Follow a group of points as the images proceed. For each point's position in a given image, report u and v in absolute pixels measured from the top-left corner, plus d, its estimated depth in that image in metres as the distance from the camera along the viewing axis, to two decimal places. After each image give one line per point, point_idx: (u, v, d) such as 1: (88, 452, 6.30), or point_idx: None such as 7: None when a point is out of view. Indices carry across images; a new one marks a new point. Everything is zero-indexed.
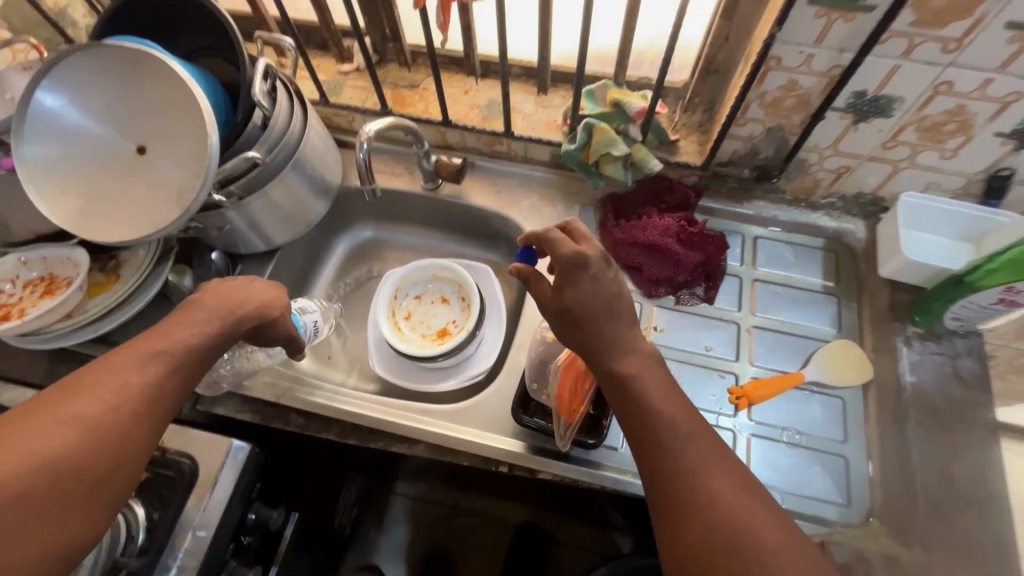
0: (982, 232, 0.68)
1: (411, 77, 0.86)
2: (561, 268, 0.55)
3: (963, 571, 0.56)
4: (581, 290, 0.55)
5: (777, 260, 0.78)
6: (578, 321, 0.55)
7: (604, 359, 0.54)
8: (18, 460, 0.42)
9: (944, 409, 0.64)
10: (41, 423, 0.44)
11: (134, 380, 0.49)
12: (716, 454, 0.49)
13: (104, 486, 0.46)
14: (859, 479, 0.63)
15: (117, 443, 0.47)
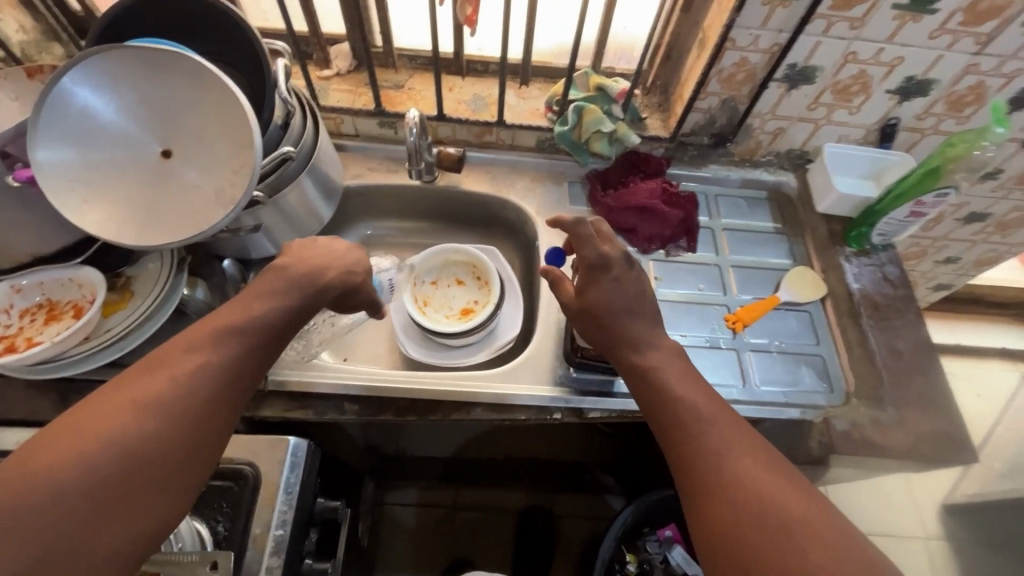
0: (882, 170, 0.88)
1: (396, 78, 0.91)
2: (587, 268, 0.62)
3: (924, 416, 0.74)
4: (598, 288, 0.61)
5: (736, 211, 0.93)
6: (601, 322, 0.61)
7: (623, 357, 0.60)
8: (104, 444, 0.41)
9: (882, 304, 0.83)
10: (118, 402, 0.44)
11: (210, 360, 0.48)
12: (738, 435, 0.52)
13: (187, 466, 0.45)
14: (836, 369, 0.78)
15: (196, 425, 0.46)
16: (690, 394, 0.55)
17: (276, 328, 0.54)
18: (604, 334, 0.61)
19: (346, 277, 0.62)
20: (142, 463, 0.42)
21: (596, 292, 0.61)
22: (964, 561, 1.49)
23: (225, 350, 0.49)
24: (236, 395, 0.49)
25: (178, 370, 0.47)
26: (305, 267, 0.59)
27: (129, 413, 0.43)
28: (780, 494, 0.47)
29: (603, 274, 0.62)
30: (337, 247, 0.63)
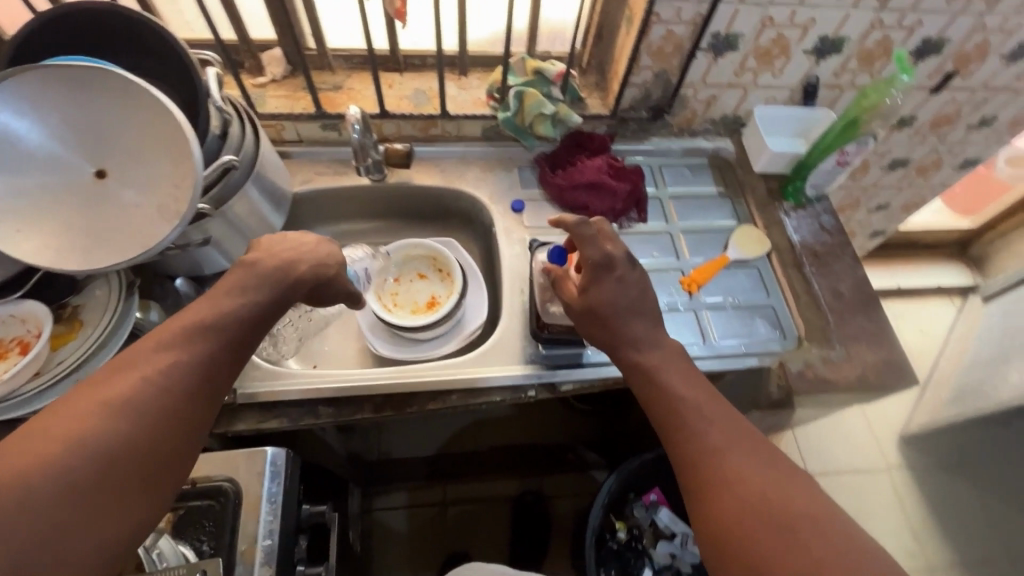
0: (809, 126, 0.93)
1: (334, 79, 0.90)
2: (590, 266, 0.65)
3: (867, 350, 0.79)
4: (599, 288, 0.64)
5: (680, 179, 0.97)
6: (601, 321, 0.64)
7: (626, 354, 0.63)
8: (80, 445, 0.42)
9: (821, 251, 0.88)
10: (90, 403, 0.45)
11: (180, 360, 0.49)
12: (737, 430, 0.55)
13: (167, 464, 0.46)
14: (787, 317, 0.83)
15: (170, 422, 0.47)
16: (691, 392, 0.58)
17: (243, 325, 0.54)
18: (605, 332, 0.64)
19: (312, 278, 0.62)
20: (121, 463, 0.43)
21: (597, 292, 0.64)
22: (925, 484, 1.60)
23: (196, 350, 0.50)
24: (210, 392, 0.51)
25: (146, 371, 0.47)
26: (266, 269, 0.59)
27: (100, 416, 0.44)
28: (777, 486, 0.50)
29: (607, 276, 0.65)
30: (308, 243, 0.65)
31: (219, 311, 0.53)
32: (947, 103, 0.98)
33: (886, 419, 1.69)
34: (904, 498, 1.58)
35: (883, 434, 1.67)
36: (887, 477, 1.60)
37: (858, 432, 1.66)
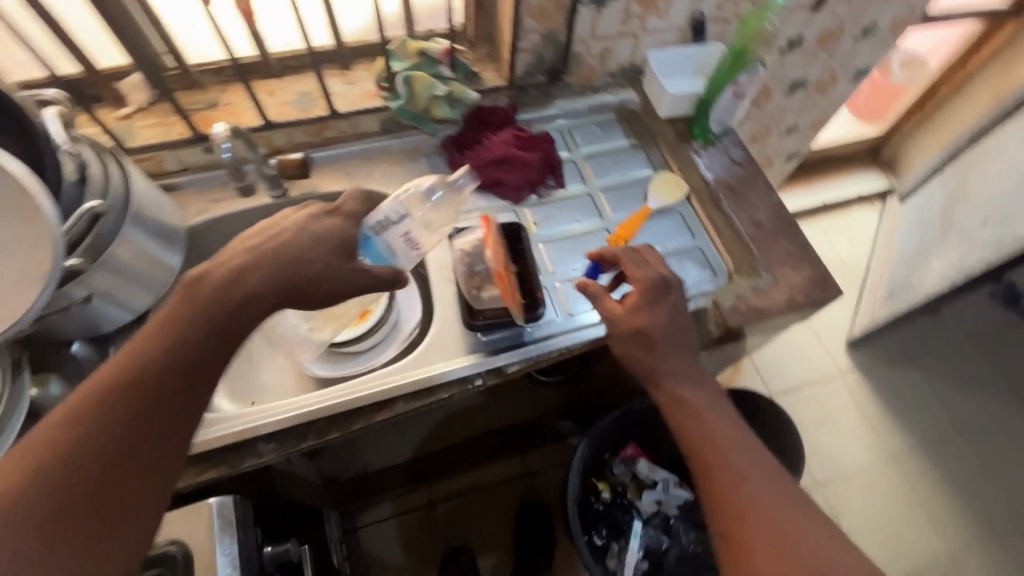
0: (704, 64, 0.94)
1: (207, 97, 0.83)
2: (648, 288, 0.71)
3: (791, 271, 0.82)
4: (645, 312, 0.70)
5: (592, 137, 0.96)
6: (647, 344, 0.70)
7: (670, 387, 0.69)
8: (35, 496, 0.44)
9: (736, 184, 0.90)
10: (42, 451, 0.45)
11: (128, 400, 0.48)
12: (770, 488, 0.62)
13: (131, 505, 0.47)
14: (714, 255, 0.84)
15: (97, 475, 0.46)
16: (729, 446, 0.65)
17: (193, 353, 0.52)
18: (653, 358, 0.70)
19: (267, 280, 0.57)
20: (80, 510, 0.45)
21: (645, 315, 0.70)
22: (875, 380, 1.70)
23: (144, 388, 0.49)
24: (148, 438, 0.49)
25: (70, 429, 0.46)
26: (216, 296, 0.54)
27: (54, 467, 0.45)
28: (804, 541, 0.58)
29: (661, 300, 0.70)
30: (274, 235, 0.59)
31: (146, 352, 0.51)
32: (829, 19, 1.00)
33: (832, 328, 1.78)
34: (860, 398, 1.68)
35: (832, 343, 1.76)
36: (842, 381, 1.70)
37: (809, 346, 1.75)
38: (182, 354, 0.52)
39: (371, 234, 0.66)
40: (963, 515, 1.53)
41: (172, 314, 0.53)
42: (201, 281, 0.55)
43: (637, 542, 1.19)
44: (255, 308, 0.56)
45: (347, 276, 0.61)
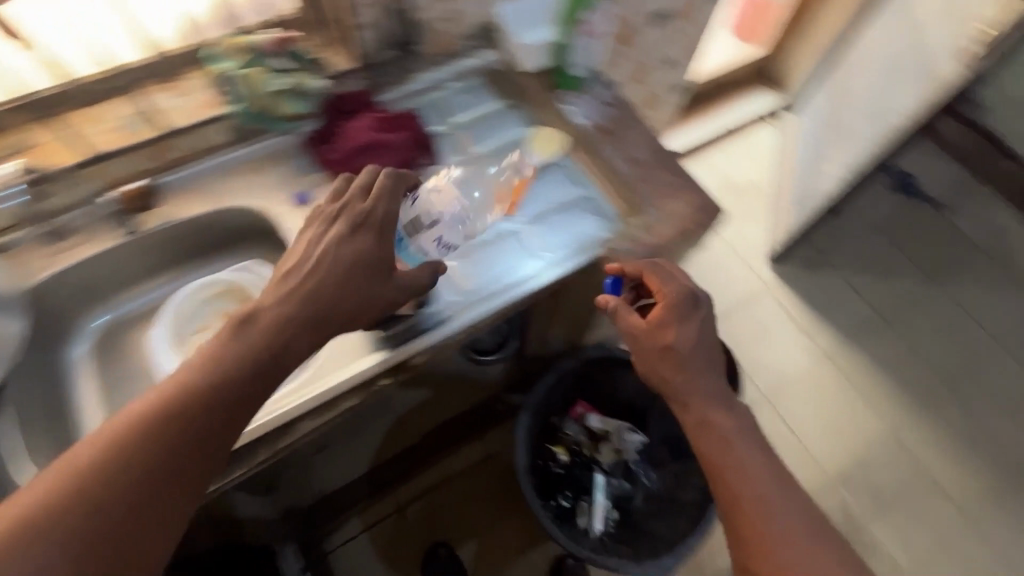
0: None
1: (18, 139, 0.74)
2: (671, 307, 0.75)
3: (674, 202, 0.83)
4: (673, 329, 0.74)
5: (463, 106, 0.92)
6: (676, 364, 0.74)
7: (698, 410, 0.72)
8: (88, 492, 0.50)
9: (609, 126, 0.89)
10: (100, 452, 0.51)
11: (175, 421, 0.54)
12: (790, 517, 0.64)
13: (155, 517, 0.52)
14: (602, 200, 0.84)
15: (139, 485, 0.51)
16: (752, 471, 0.67)
17: (235, 383, 0.57)
18: (681, 378, 0.73)
19: (299, 309, 0.61)
20: (115, 514, 0.50)
21: (676, 332, 0.74)
22: (799, 286, 1.79)
23: (187, 410, 0.55)
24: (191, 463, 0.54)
25: (118, 445, 0.52)
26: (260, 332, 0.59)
27: (109, 470, 0.51)
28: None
29: (690, 317, 0.76)
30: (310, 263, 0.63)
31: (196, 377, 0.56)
32: None
33: (752, 247, 1.85)
34: (787, 306, 1.76)
35: (754, 261, 1.83)
36: (768, 294, 1.77)
37: (732, 268, 1.81)
38: (223, 385, 0.56)
39: (404, 234, 0.72)
40: (894, 391, 1.64)
41: (224, 346, 0.58)
42: (253, 320, 0.60)
43: (604, 493, 1.19)
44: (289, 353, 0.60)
45: (370, 300, 0.64)
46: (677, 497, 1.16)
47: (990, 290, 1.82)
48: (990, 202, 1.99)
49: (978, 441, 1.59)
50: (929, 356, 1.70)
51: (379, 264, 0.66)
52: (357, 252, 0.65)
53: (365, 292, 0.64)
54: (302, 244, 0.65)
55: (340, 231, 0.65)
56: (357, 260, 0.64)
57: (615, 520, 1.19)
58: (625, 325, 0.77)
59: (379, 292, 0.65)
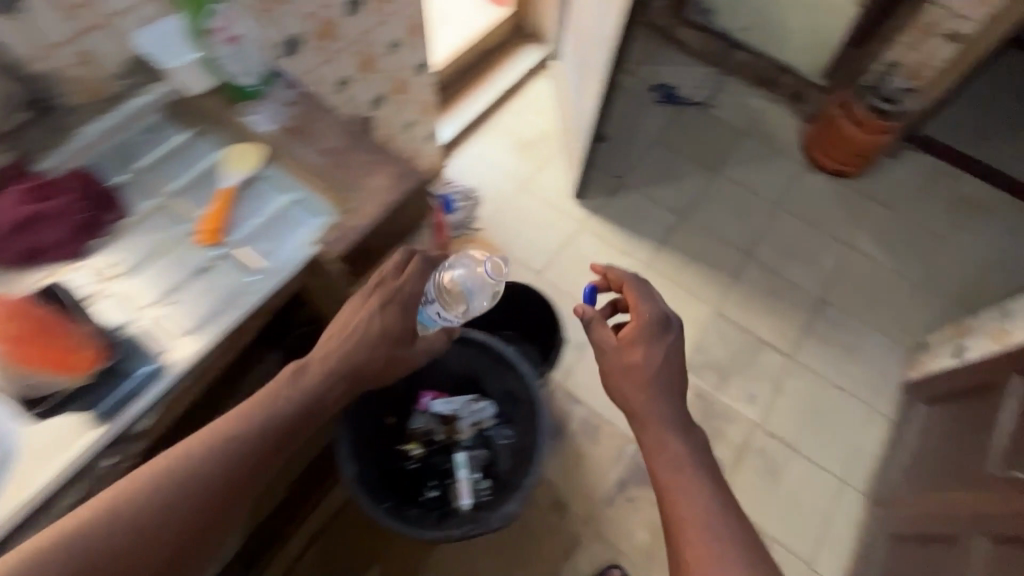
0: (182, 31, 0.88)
1: None
2: (642, 335, 1.04)
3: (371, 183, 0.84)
4: (639, 351, 1.02)
5: (149, 146, 0.90)
6: (636, 378, 1.02)
7: (654, 430, 0.98)
8: (190, 472, 0.77)
9: (292, 127, 0.90)
10: (201, 442, 0.79)
11: (252, 433, 0.81)
12: (705, 508, 0.87)
13: (224, 500, 0.78)
14: (305, 200, 0.86)
15: (222, 473, 0.78)
16: (682, 477, 0.92)
17: (294, 415, 0.85)
18: (643, 398, 1.00)
19: (343, 365, 0.90)
20: (203, 487, 0.77)
21: (642, 352, 1.02)
22: (607, 211, 1.94)
23: (262, 426, 0.82)
24: (264, 463, 0.82)
25: (218, 442, 0.79)
26: (318, 382, 0.88)
27: (206, 455, 0.78)
28: (726, 551, 0.83)
29: (662, 342, 1.03)
30: (355, 330, 0.92)
31: (278, 402, 0.84)
32: None
33: (558, 191, 1.96)
34: (603, 233, 1.89)
35: (563, 203, 1.94)
36: (584, 229, 1.90)
37: (546, 215, 1.91)
38: (291, 413, 0.85)
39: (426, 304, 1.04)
40: (708, 275, 1.84)
41: (300, 382, 0.87)
42: (309, 368, 0.89)
43: (468, 468, 1.21)
44: (327, 400, 0.89)
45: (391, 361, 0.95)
46: (524, 444, 1.17)
47: (759, 163, 2.09)
48: (740, 90, 2.27)
49: (782, 291, 1.83)
50: (727, 236, 1.92)
51: (400, 335, 0.94)
52: (387, 327, 0.93)
53: (388, 354, 0.94)
54: (348, 312, 0.93)
55: (375, 305, 0.93)
56: (387, 331, 0.93)
57: (485, 489, 1.19)
58: (598, 335, 1.07)
59: (399, 352, 0.95)
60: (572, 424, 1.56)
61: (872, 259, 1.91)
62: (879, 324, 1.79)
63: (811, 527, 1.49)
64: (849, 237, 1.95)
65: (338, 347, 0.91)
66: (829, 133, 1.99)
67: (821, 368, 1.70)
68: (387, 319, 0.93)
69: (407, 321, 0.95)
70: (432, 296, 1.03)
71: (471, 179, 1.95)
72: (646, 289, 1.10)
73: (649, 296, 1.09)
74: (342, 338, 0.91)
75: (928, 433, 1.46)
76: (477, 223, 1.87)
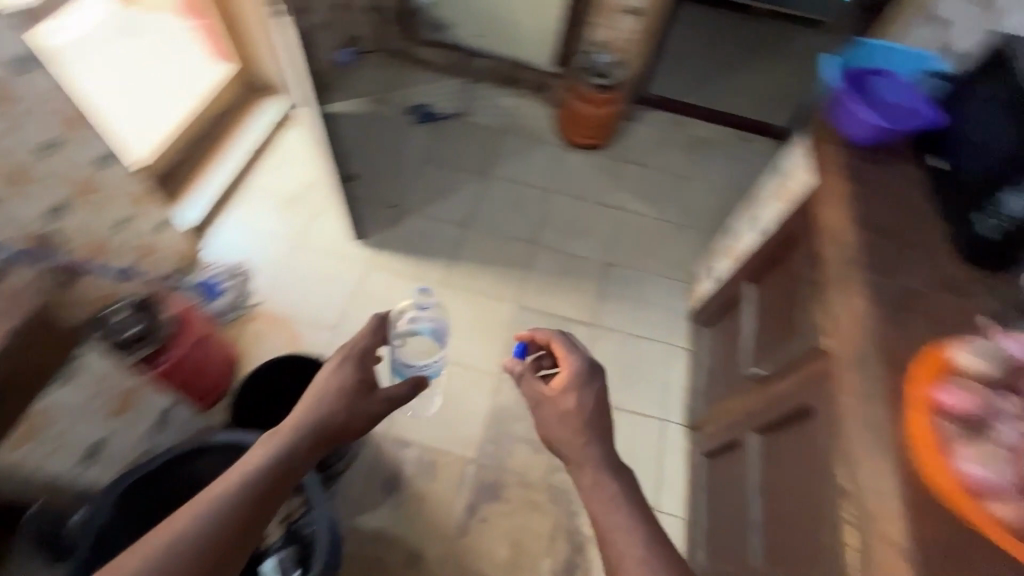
0: None
1: None
2: (569, 384, 1.08)
3: None
4: (573, 397, 1.06)
5: None
6: (570, 424, 1.04)
7: (589, 474, 0.98)
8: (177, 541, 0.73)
9: None
10: (189, 509, 0.77)
11: (236, 492, 0.81)
12: (641, 548, 0.85)
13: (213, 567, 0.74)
14: None
15: (211, 534, 0.76)
16: (621, 519, 0.90)
17: (277, 476, 0.86)
18: (580, 443, 1.02)
19: (313, 422, 0.95)
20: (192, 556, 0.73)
21: (574, 399, 1.06)
22: (390, 245, 1.89)
23: (246, 485, 0.82)
24: (256, 521, 0.81)
25: (204, 506, 0.78)
26: (292, 440, 0.91)
27: (194, 520, 0.76)
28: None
29: (591, 388, 1.08)
30: (319, 391, 1.00)
31: (258, 458, 0.87)
32: None
33: (333, 239, 1.87)
34: (391, 266, 1.85)
35: (344, 250, 1.86)
36: (372, 269, 1.84)
37: (328, 268, 1.82)
38: (275, 466, 0.87)
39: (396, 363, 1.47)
40: (502, 275, 1.89)
41: (275, 441, 0.90)
42: (282, 429, 0.93)
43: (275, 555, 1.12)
44: (299, 457, 0.91)
45: (357, 409, 1.00)
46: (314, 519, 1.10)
47: (523, 156, 2.20)
48: (489, 94, 2.37)
49: (572, 267, 1.93)
50: (512, 232, 1.99)
51: (358, 386, 1.03)
52: (346, 381, 1.02)
53: (352, 405, 1.00)
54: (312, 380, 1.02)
55: (335, 366, 1.05)
56: (345, 385, 1.01)
57: None
58: (532, 390, 1.12)
59: (361, 402, 1.01)
60: (406, 471, 1.50)
61: (639, 215, 2.10)
62: (658, 269, 1.97)
63: (650, 475, 1.59)
64: (615, 200, 2.13)
65: (305, 405, 0.97)
66: (572, 116, 2.17)
67: (621, 326, 1.83)
68: (346, 373, 1.03)
69: (363, 374, 1.05)
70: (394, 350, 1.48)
71: (236, 253, 1.80)
72: (571, 340, 1.15)
73: (575, 348, 1.14)
74: (311, 396, 0.99)
75: (710, 354, 1.65)
76: (253, 299, 1.73)
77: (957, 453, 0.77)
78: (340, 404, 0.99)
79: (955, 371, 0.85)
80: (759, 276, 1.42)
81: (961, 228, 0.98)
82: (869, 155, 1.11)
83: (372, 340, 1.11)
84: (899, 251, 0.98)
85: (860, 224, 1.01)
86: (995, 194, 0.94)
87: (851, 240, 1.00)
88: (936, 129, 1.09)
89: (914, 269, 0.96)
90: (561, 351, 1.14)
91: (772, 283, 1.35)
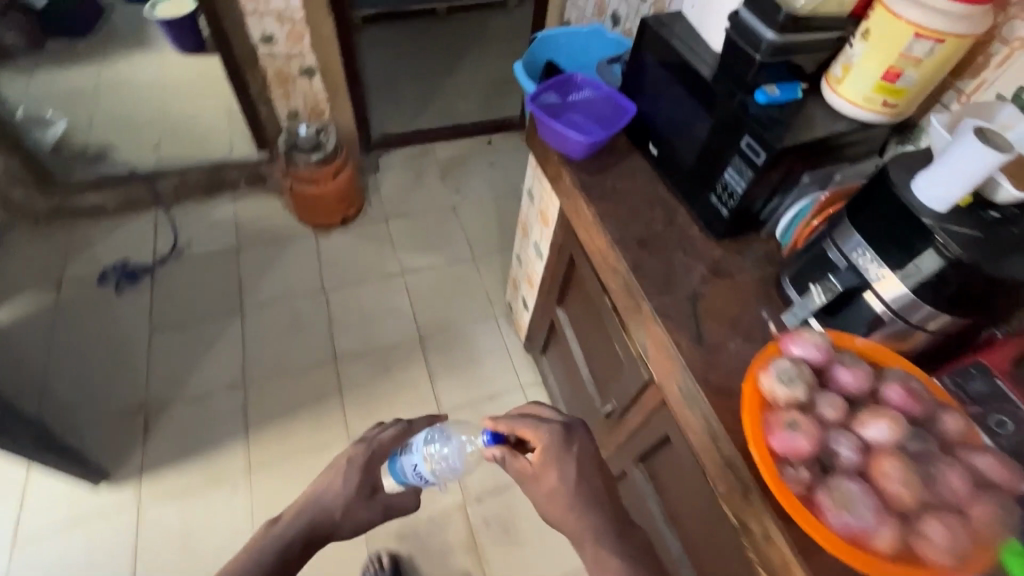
0: None
1: None
2: (544, 465, 0.77)
3: None
4: (555, 470, 0.76)
5: None
6: (559, 505, 0.76)
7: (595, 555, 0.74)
8: None
9: None
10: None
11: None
12: None
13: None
14: None
15: None
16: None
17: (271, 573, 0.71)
18: (572, 516, 0.75)
19: (315, 516, 0.78)
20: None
21: (557, 477, 0.76)
22: (154, 457, 1.47)
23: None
24: None
25: None
26: (283, 540, 0.74)
27: None
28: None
29: (572, 457, 0.78)
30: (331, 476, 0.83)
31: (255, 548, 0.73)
32: None
33: (71, 499, 1.40)
34: (168, 486, 1.43)
35: (92, 505, 1.39)
36: (143, 507, 1.40)
37: (82, 541, 1.35)
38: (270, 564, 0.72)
39: (399, 456, 0.91)
40: (313, 416, 1.57)
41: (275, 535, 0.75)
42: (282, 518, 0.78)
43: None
44: (291, 561, 0.73)
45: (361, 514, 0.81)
46: None
47: (273, 267, 1.86)
48: (197, 210, 1.96)
49: (387, 362, 1.70)
50: (302, 360, 1.67)
51: (363, 487, 0.82)
52: (354, 477, 0.83)
53: (354, 505, 0.80)
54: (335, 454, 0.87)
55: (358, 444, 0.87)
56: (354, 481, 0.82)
57: None
58: (514, 471, 0.80)
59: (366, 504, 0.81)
60: None
61: (430, 267, 1.92)
62: (472, 315, 1.82)
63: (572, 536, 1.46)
64: (397, 265, 1.91)
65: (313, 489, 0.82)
66: (305, 201, 1.85)
67: (470, 394, 1.66)
68: (352, 471, 0.83)
69: (369, 477, 0.84)
70: (422, 445, 0.90)
71: None
72: (530, 416, 0.82)
73: (541, 421, 0.81)
74: (318, 485, 0.82)
75: (558, 382, 1.56)
76: None
77: (817, 520, 0.59)
78: (346, 500, 0.80)
79: (767, 403, 0.66)
80: (562, 299, 1.35)
81: (705, 208, 0.95)
82: (592, 166, 1.06)
83: (391, 440, 0.90)
84: (666, 257, 0.93)
85: (620, 244, 0.94)
86: (718, 172, 0.89)
87: (620, 265, 0.93)
88: (633, 119, 1.06)
89: (688, 269, 0.92)
90: (528, 432, 0.80)
91: (576, 306, 1.28)
